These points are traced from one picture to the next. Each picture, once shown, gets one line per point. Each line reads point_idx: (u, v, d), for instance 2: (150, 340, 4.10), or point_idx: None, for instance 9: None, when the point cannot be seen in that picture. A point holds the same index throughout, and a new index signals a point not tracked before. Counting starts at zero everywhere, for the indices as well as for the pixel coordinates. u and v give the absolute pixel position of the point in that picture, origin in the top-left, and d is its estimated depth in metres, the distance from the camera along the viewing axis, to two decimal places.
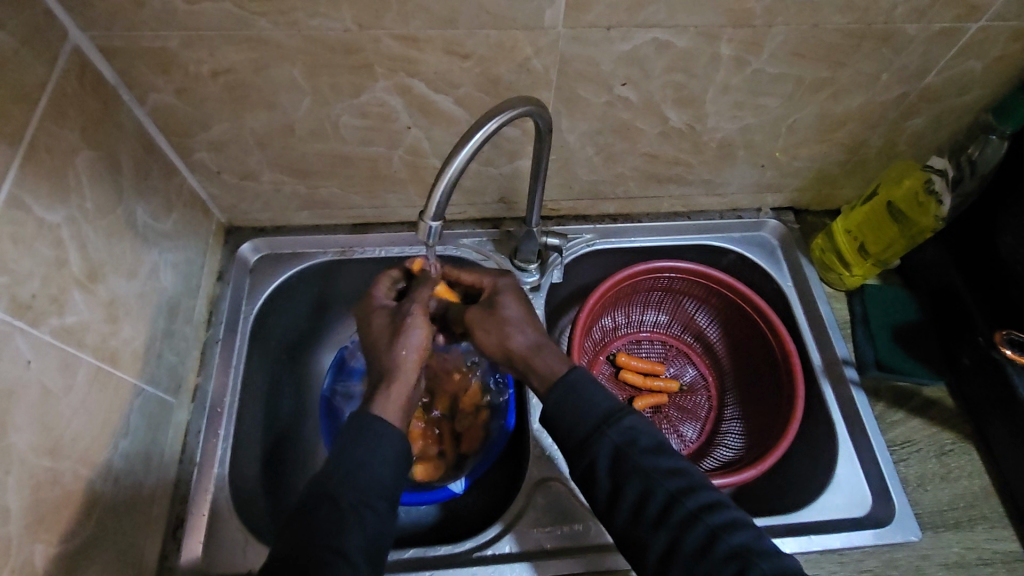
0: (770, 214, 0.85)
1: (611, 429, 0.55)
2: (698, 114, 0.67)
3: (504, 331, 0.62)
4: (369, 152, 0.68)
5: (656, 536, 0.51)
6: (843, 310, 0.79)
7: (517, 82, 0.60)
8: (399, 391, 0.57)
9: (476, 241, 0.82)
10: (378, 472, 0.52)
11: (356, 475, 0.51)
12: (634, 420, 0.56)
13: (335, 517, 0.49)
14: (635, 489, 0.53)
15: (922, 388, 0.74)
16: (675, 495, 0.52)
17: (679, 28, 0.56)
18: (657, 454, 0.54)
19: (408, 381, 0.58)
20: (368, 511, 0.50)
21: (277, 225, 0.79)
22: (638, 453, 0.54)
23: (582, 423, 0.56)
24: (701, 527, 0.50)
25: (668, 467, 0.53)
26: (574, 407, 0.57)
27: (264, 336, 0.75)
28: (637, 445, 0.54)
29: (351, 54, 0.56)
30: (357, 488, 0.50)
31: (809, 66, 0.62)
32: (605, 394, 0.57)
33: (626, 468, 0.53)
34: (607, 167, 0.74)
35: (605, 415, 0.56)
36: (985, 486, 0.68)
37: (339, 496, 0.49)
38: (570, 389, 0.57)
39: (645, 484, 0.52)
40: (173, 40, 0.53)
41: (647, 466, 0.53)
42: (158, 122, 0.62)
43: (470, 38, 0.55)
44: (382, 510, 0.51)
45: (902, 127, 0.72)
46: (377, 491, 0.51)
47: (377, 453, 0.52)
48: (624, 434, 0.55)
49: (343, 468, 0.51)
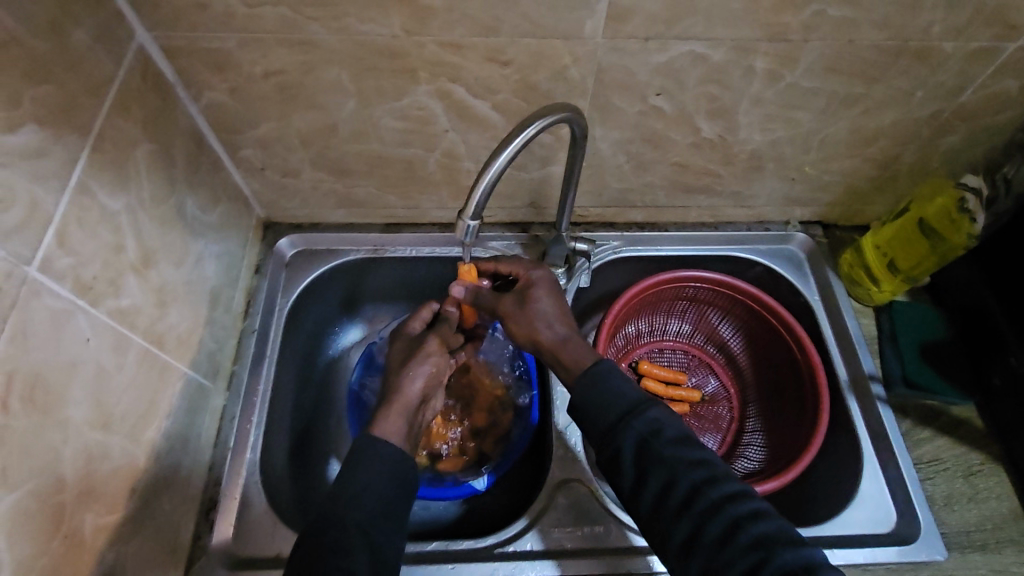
0: (798, 228, 0.86)
1: (636, 419, 0.55)
2: (730, 125, 0.68)
3: (536, 325, 0.62)
4: (406, 154, 0.70)
5: (679, 524, 0.51)
6: (870, 325, 0.79)
7: (554, 89, 0.62)
8: (397, 413, 0.59)
9: (505, 244, 0.84)
10: (384, 490, 0.53)
11: (361, 497, 0.52)
12: (660, 412, 0.55)
13: (341, 535, 0.49)
14: (659, 479, 0.52)
15: (950, 408, 0.73)
16: (700, 485, 0.51)
17: (716, 41, 0.57)
18: (681, 445, 0.54)
19: (408, 406, 0.61)
20: (374, 530, 0.51)
21: (314, 222, 0.83)
22: (662, 443, 0.53)
23: (601, 421, 0.56)
24: (724, 517, 0.50)
25: (693, 457, 0.53)
26: (601, 396, 0.56)
27: (296, 327, 0.79)
28: (662, 436, 0.54)
29: (396, 58, 0.58)
30: (363, 507, 0.51)
31: (843, 81, 0.62)
32: (633, 387, 0.57)
33: (651, 457, 0.53)
34: (637, 175, 0.76)
35: (632, 405, 0.56)
36: (1014, 509, 0.67)
37: (346, 516, 0.50)
38: (598, 379, 0.57)
39: (670, 474, 0.52)
40: (230, 41, 0.56)
41: (672, 456, 0.52)
42: (209, 119, 0.65)
43: (512, 46, 0.57)
44: (386, 528, 0.52)
45: (935, 145, 0.72)
46: (382, 509, 0.52)
47: (385, 475, 0.54)
48: (650, 424, 0.54)
49: (349, 490, 0.52)
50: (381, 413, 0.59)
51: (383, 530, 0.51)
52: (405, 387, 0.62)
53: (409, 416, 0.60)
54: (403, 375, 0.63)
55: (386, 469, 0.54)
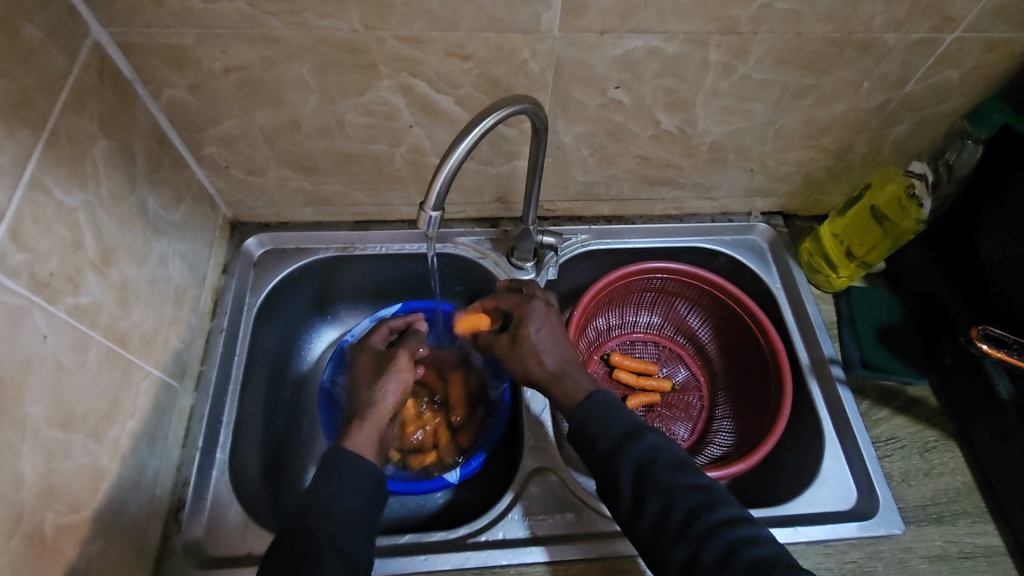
0: (760, 219, 0.88)
1: (633, 445, 0.56)
2: (688, 118, 0.70)
3: (542, 352, 0.64)
4: (372, 149, 0.71)
5: (676, 547, 0.52)
6: (830, 311, 0.82)
7: (514, 83, 0.63)
8: (370, 426, 0.61)
9: (474, 240, 0.85)
10: (352, 500, 0.54)
11: (333, 505, 0.53)
12: (657, 438, 0.56)
13: (312, 545, 0.50)
14: (656, 504, 0.53)
15: (906, 387, 0.76)
16: (696, 510, 0.52)
17: (669, 34, 0.59)
18: (678, 470, 0.54)
19: (379, 419, 0.62)
20: (346, 538, 0.51)
21: (282, 221, 0.82)
22: (658, 469, 0.54)
23: (598, 446, 0.57)
24: (720, 540, 0.50)
25: (690, 483, 0.54)
26: (600, 423, 0.58)
27: (264, 328, 0.79)
28: (658, 462, 0.55)
29: (357, 53, 0.59)
30: (333, 520, 0.52)
31: (793, 72, 0.65)
32: (629, 416, 0.58)
33: (648, 482, 0.54)
34: (601, 168, 0.77)
35: (628, 430, 0.57)
36: (967, 482, 0.70)
37: (317, 527, 0.51)
38: (595, 410, 0.59)
39: (665, 499, 0.53)
40: (189, 37, 0.56)
41: (668, 481, 0.53)
42: (170, 116, 0.65)
43: (470, 40, 0.58)
44: (357, 538, 0.52)
45: (885, 134, 0.75)
46: (352, 521, 0.53)
47: (354, 484, 0.55)
48: (646, 450, 0.55)
49: (321, 498, 0.53)
50: (354, 427, 0.60)
51: (354, 539, 0.52)
52: (376, 400, 0.63)
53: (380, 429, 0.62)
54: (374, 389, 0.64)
55: (355, 482, 0.55)
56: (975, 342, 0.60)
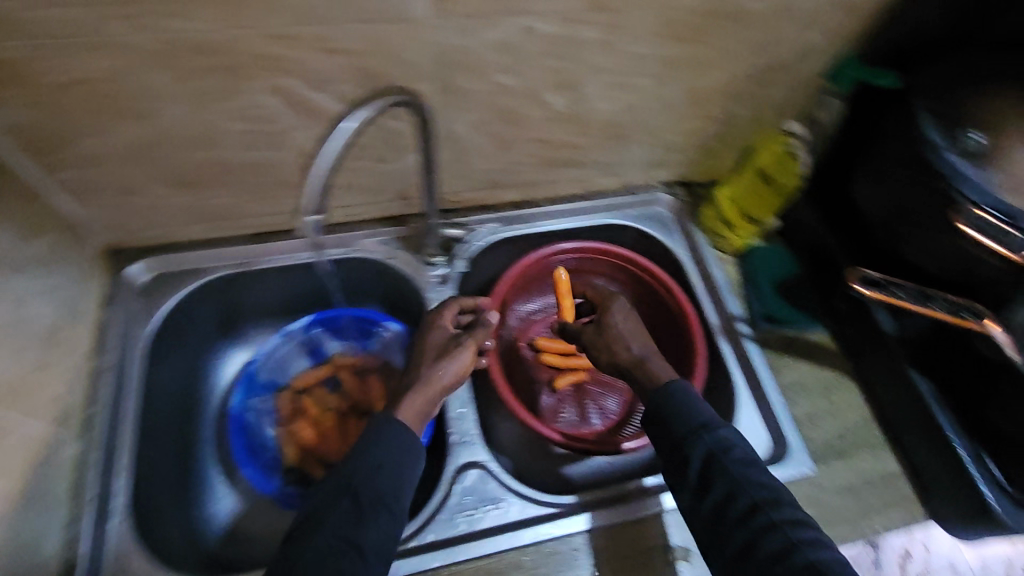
0: (662, 190, 0.91)
1: (707, 434, 0.56)
2: (577, 97, 0.70)
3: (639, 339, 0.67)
4: (256, 156, 0.67)
5: (735, 535, 0.52)
6: (732, 272, 0.86)
7: (395, 75, 0.61)
8: (418, 394, 0.60)
9: (381, 241, 0.82)
10: (378, 488, 0.51)
11: (378, 473, 0.52)
12: (729, 432, 0.56)
13: (336, 552, 0.47)
14: (721, 491, 0.53)
15: (806, 335, 0.81)
16: (761, 503, 0.52)
17: (544, 14, 0.59)
18: (747, 465, 0.54)
19: (433, 392, 0.60)
20: (354, 549, 0.48)
21: (168, 242, 0.77)
22: (728, 459, 0.54)
23: (672, 431, 0.58)
24: (780, 535, 0.50)
25: (760, 478, 0.53)
26: (675, 411, 0.58)
27: (161, 358, 0.73)
28: (731, 452, 0.55)
29: (218, 55, 0.55)
30: (364, 531, 0.49)
31: (670, 45, 0.66)
32: (705, 408, 0.59)
33: (717, 470, 0.54)
34: (501, 155, 0.76)
35: (703, 423, 0.57)
36: (865, 416, 0.75)
37: (333, 527, 0.49)
38: (674, 397, 0.59)
39: (730, 488, 0.53)
40: (18, 49, 0.50)
41: (740, 473, 0.53)
42: (14, 138, 0.58)
43: (340, 33, 0.55)
44: (374, 537, 0.49)
45: (764, 98, 0.78)
46: (373, 510, 0.50)
47: (387, 487, 0.52)
48: (721, 440, 0.56)
49: (354, 484, 0.51)
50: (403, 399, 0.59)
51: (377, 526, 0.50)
52: (435, 374, 0.61)
53: (425, 403, 0.60)
54: (438, 364, 0.62)
55: (388, 480, 0.52)
56: (855, 287, 0.67)
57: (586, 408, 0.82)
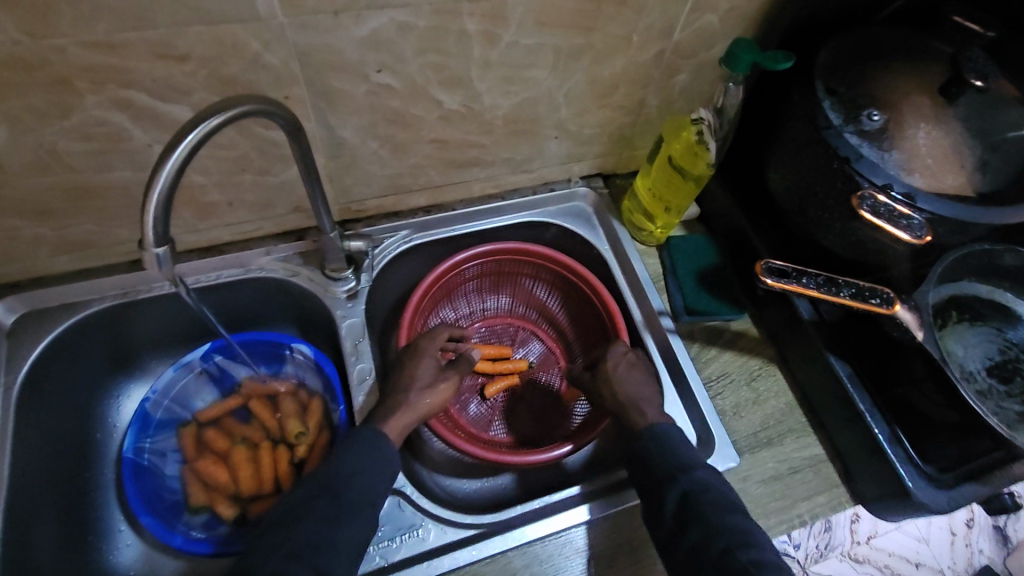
0: (580, 183, 0.88)
1: (684, 477, 0.59)
2: (470, 94, 0.66)
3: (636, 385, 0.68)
4: (114, 178, 0.60)
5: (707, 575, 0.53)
6: (655, 264, 0.83)
7: (255, 80, 0.55)
8: (407, 413, 0.63)
9: (281, 257, 0.76)
10: (366, 481, 0.57)
11: (355, 477, 0.57)
12: (707, 473, 0.59)
13: (316, 534, 0.52)
14: (696, 532, 0.55)
15: (730, 323, 0.80)
16: (733, 544, 0.54)
17: (413, 7, 0.54)
18: (725, 507, 0.57)
19: (417, 411, 0.64)
20: (340, 532, 0.53)
21: (35, 277, 0.69)
22: (704, 500, 0.57)
23: (654, 472, 0.61)
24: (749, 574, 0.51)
25: (734, 521, 0.55)
26: (664, 448, 0.62)
27: (40, 406, 0.67)
28: (707, 494, 0.58)
29: (34, 69, 0.48)
30: (341, 525, 0.54)
31: (560, 34, 0.62)
32: (687, 452, 0.62)
33: (693, 511, 0.56)
34: (399, 159, 0.72)
35: (682, 465, 0.60)
36: (790, 401, 0.75)
37: (308, 519, 0.53)
38: (662, 438, 0.63)
39: (706, 529, 0.55)
40: None
41: (714, 516, 0.56)
42: None
43: (179, 37, 0.49)
44: (343, 528, 0.54)
45: (670, 84, 0.76)
46: (360, 495, 0.56)
47: (373, 477, 0.58)
48: (698, 483, 0.58)
49: (343, 475, 0.57)
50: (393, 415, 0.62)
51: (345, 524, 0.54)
52: (420, 395, 0.65)
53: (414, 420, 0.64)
54: (421, 385, 0.65)
55: (370, 471, 0.58)
56: (761, 277, 0.63)
57: (518, 414, 0.80)
